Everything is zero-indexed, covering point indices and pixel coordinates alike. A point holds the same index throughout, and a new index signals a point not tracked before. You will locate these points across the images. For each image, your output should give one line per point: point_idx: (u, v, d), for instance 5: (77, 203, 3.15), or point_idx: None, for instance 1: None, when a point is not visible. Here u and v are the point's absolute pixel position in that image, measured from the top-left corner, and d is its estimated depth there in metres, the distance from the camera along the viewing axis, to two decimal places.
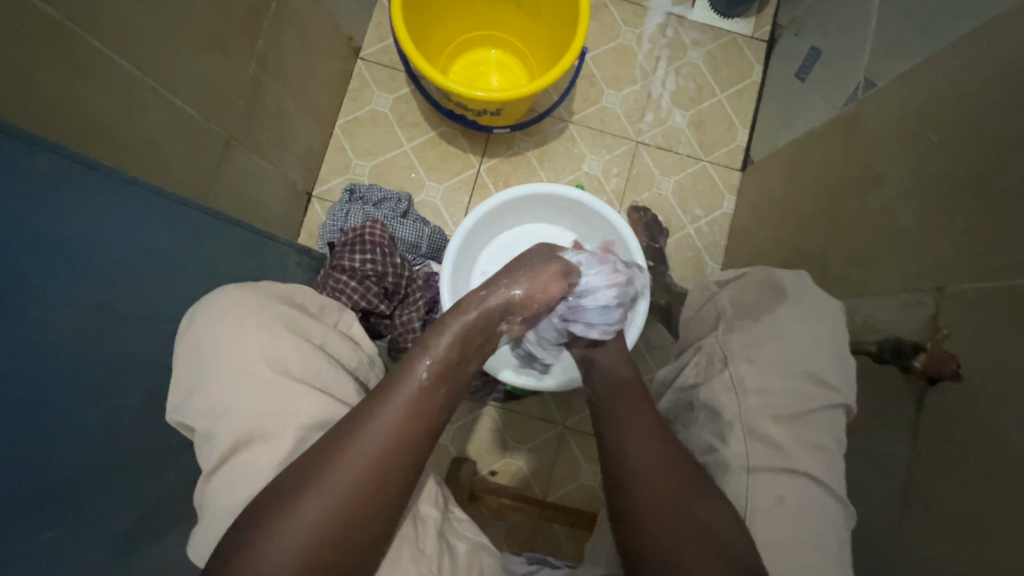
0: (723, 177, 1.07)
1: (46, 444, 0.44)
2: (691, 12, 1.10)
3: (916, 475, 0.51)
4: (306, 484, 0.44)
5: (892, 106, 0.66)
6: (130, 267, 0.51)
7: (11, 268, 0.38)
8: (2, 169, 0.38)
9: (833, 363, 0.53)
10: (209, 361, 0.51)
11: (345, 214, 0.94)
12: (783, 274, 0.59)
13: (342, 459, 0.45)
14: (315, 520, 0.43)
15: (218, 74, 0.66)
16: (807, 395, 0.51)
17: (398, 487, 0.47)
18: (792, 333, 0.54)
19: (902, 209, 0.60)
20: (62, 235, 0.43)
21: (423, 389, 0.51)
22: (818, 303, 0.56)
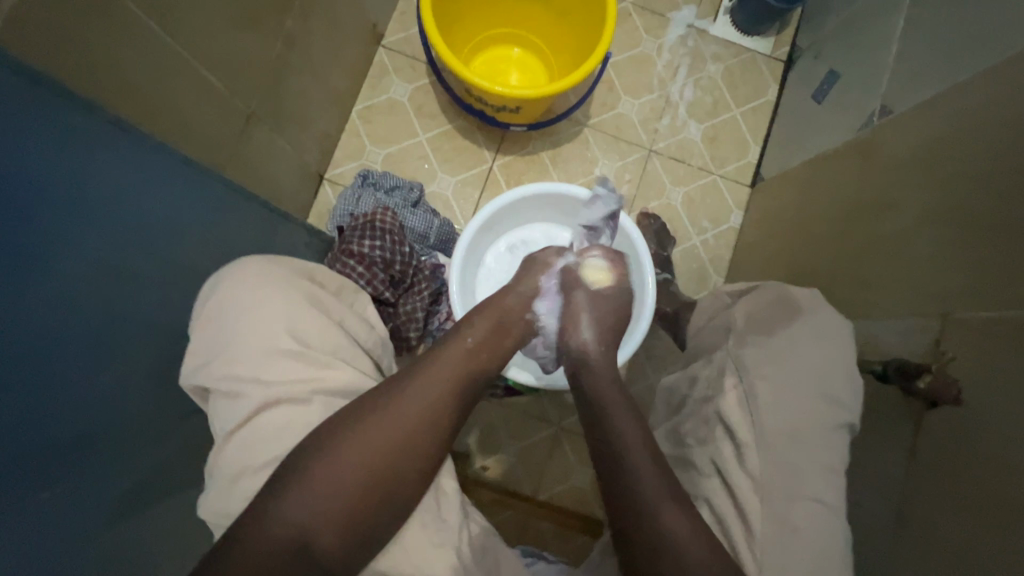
0: (732, 192, 1.08)
1: (53, 408, 0.43)
2: (713, 27, 1.11)
3: (914, 498, 0.51)
4: (306, 474, 0.48)
5: (908, 134, 0.67)
6: (147, 235, 0.51)
7: (36, 225, 0.39)
8: (40, 123, 0.38)
9: (844, 380, 0.53)
10: (233, 334, 0.54)
11: (357, 198, 0.93)
12: (796, 291, 0.61)
13: (391, 409, 0.52)
14: (319, 504, 0.48)
15: (245, 48, 0.66)
16: (812, 410, 0.52)
17: (403, 479, 0.51)
18: (806, 350, 0.55)
19: (910, 234, 0.61)
20: (88, 197, 0.43)
21: (431, 396, 0.55)
22: (826, 322, 0.57)
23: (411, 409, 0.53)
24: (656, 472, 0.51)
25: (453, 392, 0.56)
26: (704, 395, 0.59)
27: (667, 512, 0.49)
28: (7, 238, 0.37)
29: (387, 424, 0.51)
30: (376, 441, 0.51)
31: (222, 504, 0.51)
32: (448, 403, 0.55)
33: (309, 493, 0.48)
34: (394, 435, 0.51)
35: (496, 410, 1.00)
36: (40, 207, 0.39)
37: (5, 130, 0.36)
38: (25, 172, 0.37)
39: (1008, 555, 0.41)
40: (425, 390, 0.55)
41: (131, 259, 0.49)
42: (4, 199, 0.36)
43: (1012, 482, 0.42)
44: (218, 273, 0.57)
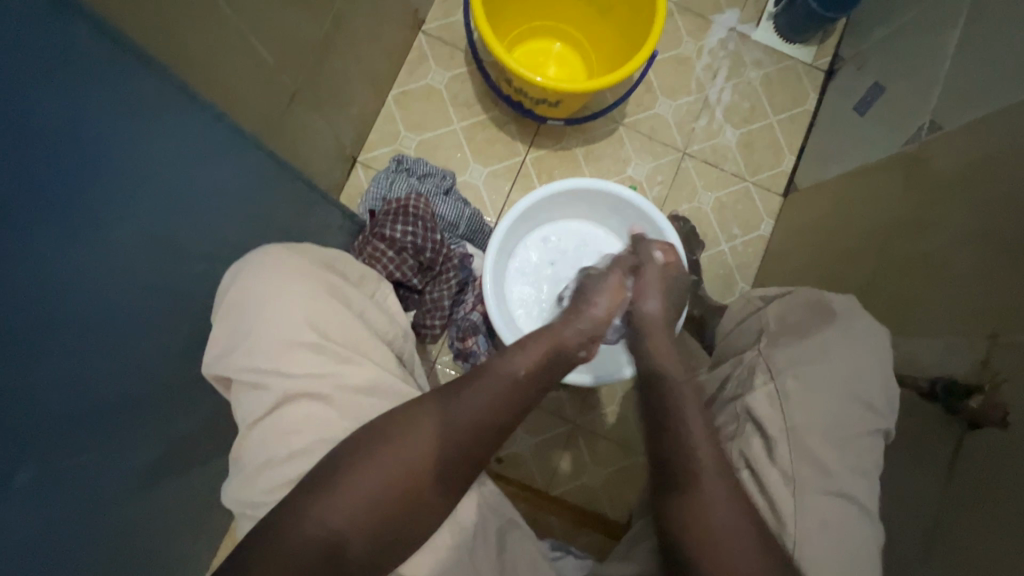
0: (764, 200, 1.07)
1: (67, 357, 0.44)
2: (755, 32, 1.10)
3: (947, 517, 0.50)
4: (341, 474, 0.48)
5: (958, 151, 0.66)
6: (189, 200, 0.51)
7: (75, 179, 0.38)
8: (100, 78, 0.38)
9: (878, 385, 0.53)
10: (256, 321, 0.54)
11: (390, 183, 0.94)
12: (830, 297, 0.59)
13: (436, 420, 0.52)
14: (353, 506, 0.48)
15: (295, 25, 0.66)
16: (852, 420, 0.51)
17: (436, 491, 0.51)
18: (837, 355, 0.54)
19: (956, 253, 0.60)
20: (134, 155, 0.43)
21: (473, 413, 0.53)
22: (863, 329, 0.56)
23: (455, 423, 0.52)
24: (714, 459, 0.50)
25: (500, 410, 0.54)
26: (733, 393, 0.57)
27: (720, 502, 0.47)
28: (45, 188, 0.36)
29: (423, 437, 0.51)
30: (409, 453, 0.50)
31: (258, 488, 0.52)
32: (491, 422, 0.53)
33: (339, 498, 0.47)
34: (432, 449, 0.51)
35: None
36: (81, 163, 0.38)
37: (64, 81, 0.36)
38: (72, 128, 0.37)
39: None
40: (467, 407, 0.53)
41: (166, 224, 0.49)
42: (43, 151, 0.36)
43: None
44: (251, 268, 0.56)
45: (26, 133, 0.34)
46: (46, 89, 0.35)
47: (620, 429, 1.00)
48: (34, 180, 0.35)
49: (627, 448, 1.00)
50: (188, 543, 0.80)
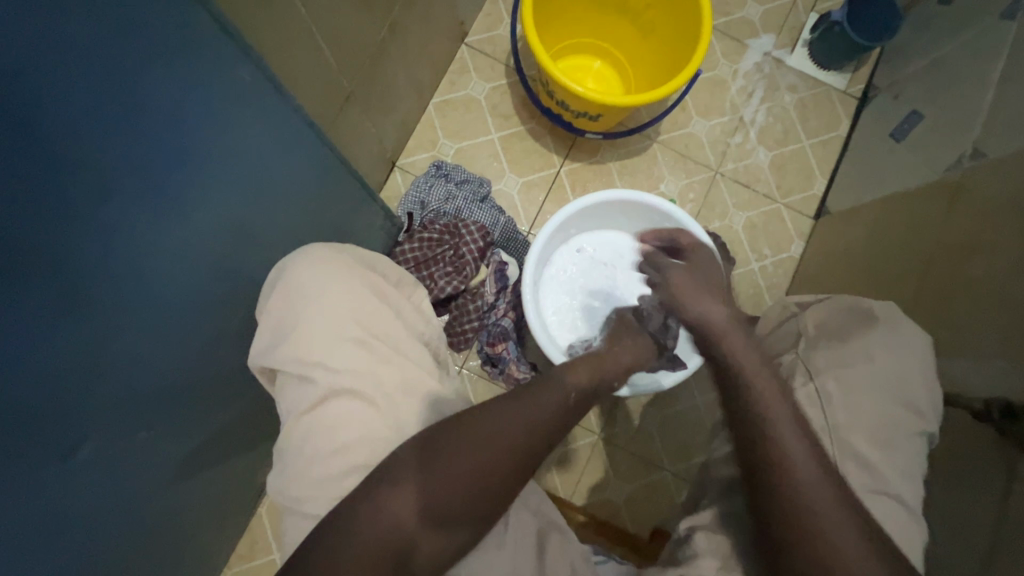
0: (795, 222, 1.08)
1: (117, 320, 0.45)
2: (790, 57, 1.12)
3: (998, 543, 0.49)
4: (403, 478, 0.48)
5: (1007, 177, 0.66)
6: (243, 177, 0.52)
7: (136, 135, 0.40)
8: (175, 45, 0.40)
9: (923, 391, 0.52)
10: (304, 309, 0.56)
11: (429, 187, 0.95)
12: (870, 301, 0.58)
13: (496, 425, 0.51)
14: (415, 508, 0.48)
15: (358, 29, 0.68)
16: (898, 421, 0.50)
17: (498, 494, 0.50)
18: (882, 359, 0.52)
19: (1006, 277, 0.60)
20: (196, 122, 0.44)
21: (531, 421, 0.52)
22: (907, 333, 0.54)
23: (517, 428, 0.51)
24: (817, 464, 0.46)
25: (554, 420, 0.53)
26: None
27: (821, 504, 0.44)
28: (107, 140, 0.38)
29: (483, 445, 0.50)
30: (471, 455, 0.49)
31: (301, 486, 0.52)
32: (548, 432, 0.52)
33: (401, 496, 0.48)
34: (497, 453, 0.50)
35: None
36: (133, 108, 0.39)
37: (140, 44, 0.37)
38: (128, 72, 0.37)
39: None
40: (526, 415, 0.52)
41: (216, 193, 0.49)
42: (104, 99, 0.37)
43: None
44: (309, 262, 0.58)
45: (88, 78, 0.35)
46: (118, 48, 0.36)
47: (643, 445, 1.00)
48: (93, 125, 0.37)
49: (650, 464, 0.99)
50: (210, 534, 0.80)
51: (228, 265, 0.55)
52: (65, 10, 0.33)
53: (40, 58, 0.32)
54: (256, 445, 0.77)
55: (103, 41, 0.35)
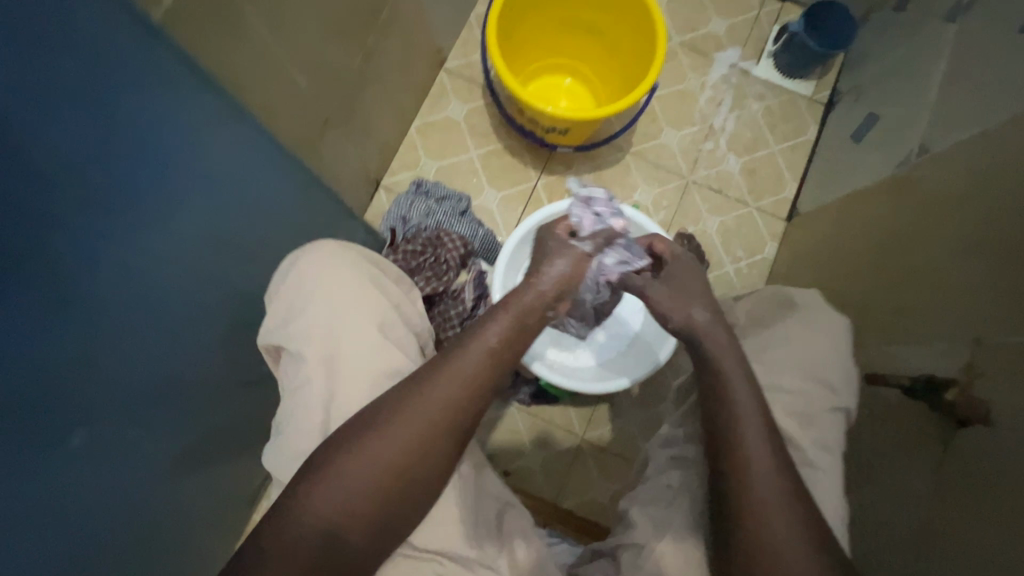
0: (767, 224, 1.11)
1: (117, 332, 0.50)
2: (756, 68, 1.17)
3: (936, 517, 0.51)
4: (333, 469, 0.51)
5: (950, 170, 0.69)
6: (223, 198, 0.58)
7: (124, 163, 0.45)
8: (156, 83, 0.46)
9: (839, 369, 0.57)
10: (307, 300, 0.60)
11: (409, 204, 1.01)
12: (794, 292, 0.63)
13: (413, 403, 0.53)
14: (349, 495, 0.50)
15: (333, 61, 0.74)
16: (812, 396, 0.55)
17: (429, 469, 0.53)
18: (799, 340, 0.58)
19: (947, 265, 0.62)
20: (176, 150, 0.50)
21: (448, 394, 0.54)
22: (823, 316, 0.60)
23: (435, 404, 0.53)
24: (771, 451, 0.51)
25: (477, 392, 0.55)
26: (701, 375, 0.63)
27: (770, 487, 0.49)
28: (101, 166, 0.43)
29: (405, 427, 0.52)
30: (387, 445, 0.52)
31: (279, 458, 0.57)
32: (468, 402, 0.55)
33: (333, 486, 0.50)
34: (418, 431, 0.53)
35: (523, 417, 1.03)
36: (121, 139, 0.44)
37: (122, 82, 0.43)
38: (112, 106, 0.43)
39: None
40: (436, 397, 0.54)
41: (198, 212, 0.55)
42: (97, 131, 0.42)
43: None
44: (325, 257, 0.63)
45: (79, 114, 0.41)
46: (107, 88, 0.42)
47: (625, 445, 1.02)
48: (88, 155, 0.42)
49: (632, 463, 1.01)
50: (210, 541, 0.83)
51: (215, 278, 0.61)
52: (59, 58, 0.38)
53: (39, 99, 0.38)
54: (250, 451, 0.81)
55: (89, 81, 0.41)
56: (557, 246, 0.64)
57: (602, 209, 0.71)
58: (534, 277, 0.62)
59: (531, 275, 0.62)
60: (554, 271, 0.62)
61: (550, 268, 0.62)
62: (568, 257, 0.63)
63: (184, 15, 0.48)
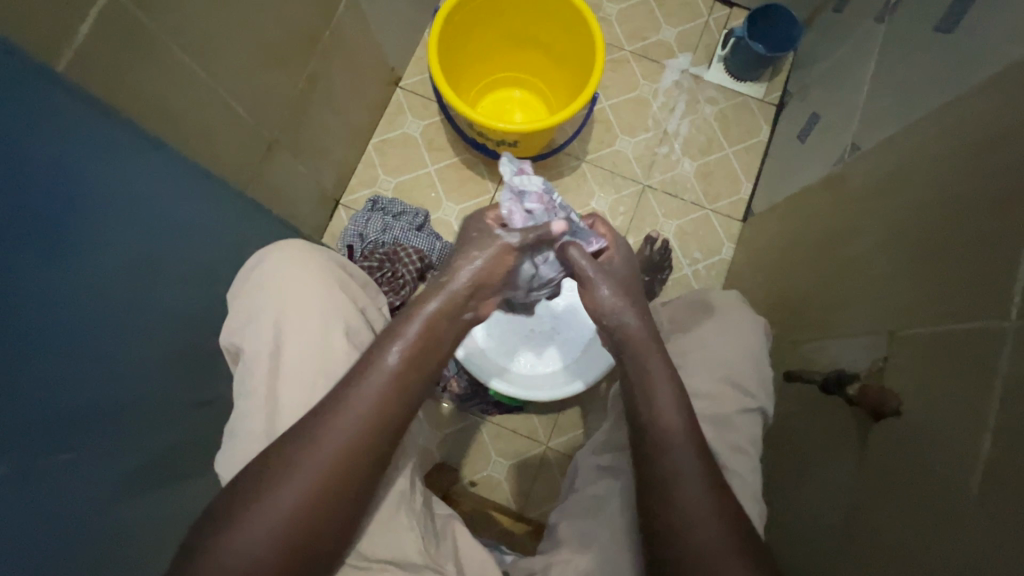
0: (724, 225, 1.12)
1: None
2: (707, 73, 1.19)
3: (860, 512, 0.52)
4: (246, 510, 0.47)
5: (874, 166, 0.70)
6: (159, 226, 0.59)
7: (65, 201, 0.47)
8: (81, 121, 0.48)
9: (750, 369, 0.60)
10: (263, 312, 0.61)
11: (366, 220, 1.02)
12: (712, 293, 0.67)
13: (329, 426, 0.50)
14: (266, 536, 0.46)
15: (272, 86, 0.76)
16: (722, 396, 0.59)
17: (352, 494, 0.50)
18: (715, 342, 0.62)
19: (870, 260, 0.64)
20: (110, 184, 0.52)
21: (365, 411, 0.51)
22: (738, 319, 0.63)
23: (352, 423, 0.50)
24: (699, 463, 0.51)
25: (395, 404, 0.52)
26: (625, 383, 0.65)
27: (695, 489, 0.50)
28: (45, 205, 0.45)
29: (321, 452, 0.49)
30: (288, 499, 0.47)
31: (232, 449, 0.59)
32: (386, 416, 0.52)
33: (247, 530, 0.46)
34: (336, 455, 0.49)
35: (488, 427, 1.04)
36: (58, 178, 0.46)
37: (48, 121, 0.45)
38: (37, 146, 0.44)
39: (948, 556, 0.41)
40: (339, 436, 0.50)
41: (138, 242, 0.56)
42: (34, 173, 0.44)
43: (952, 480, 0.43)
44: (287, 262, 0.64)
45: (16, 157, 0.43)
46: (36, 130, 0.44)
47: None
48: (31, 195, 0.44)
49: None
50: None
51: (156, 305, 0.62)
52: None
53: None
54: None
55: (18, 125, 0.43)
56: (479, 234, 0.61)
57: (535, 204, 0.68)
58: (440, 274, 0.59)
59: (447, 274, 0.58)
60: (470, 267, 0.58)
61: (464, 262, 0.58)
62: (491, 249, 0.59)
63: (96, 51, 0.50)
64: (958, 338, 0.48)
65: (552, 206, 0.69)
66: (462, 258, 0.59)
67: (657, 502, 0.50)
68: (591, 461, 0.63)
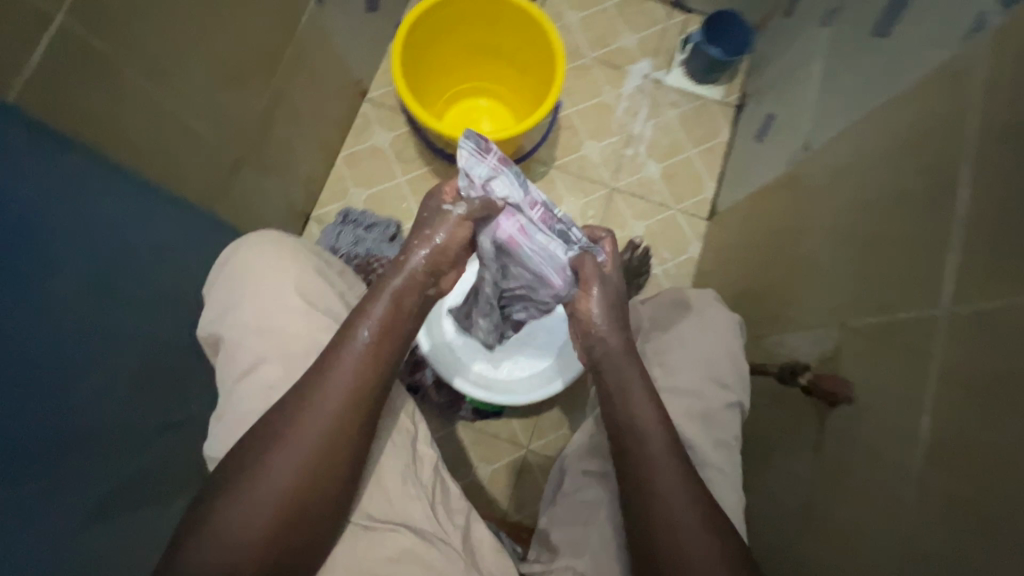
0: (691, 225, 1.16)
1: None
2: (668, 77, 1.22)
3: (819, 497, 0.55)
4: (231, 494, 0.50)
5: (823, 164, 0.73)
6: (123, 251, 0.59)
7: (18, 233, 0.46)
8: (34, 151, 0.48)
9: (728, 366, 0.62)
10: (233, 307, 0.61)
11: (337, 234, 1.03)
12: (687, 291, 0.69)
13: (302, 414, 0.53)
14: (251, 516, 0.50)
15: (234, 104, 0.76)
16: (709, 395, 0.60)
17: (333, 474, 0.53)
18: (694, 341, 0.63)
19: (821, 254, 0.67)
20: (66, 214, 0.51)
21: (336, 397, 0.54)
22: (716, 318, 0.65)
23: (325, 409, 0.53)
24: (679, 469, 0.53)
25: (367, 387, 0.55)
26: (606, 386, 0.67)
27: (679, 499, 0.51)
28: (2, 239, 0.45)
29: (298, 438, 0.52)
30: (251, 517, 0.50)
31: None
32: (359, 399, 0.55)
33: (234, 511, 0.50)
34: (312, 439, 0.52)
35: (467, 433, 1.04)
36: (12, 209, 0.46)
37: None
38: None
39: (898, 535, 0.44)
40: (297, 454, 0.52)
41: (102, 269, 0.56)
42: None
43: (899, 464, 0.46)
44: (292, 271, 0.63)
45: None
46: None
47: None
48: None
49: None
50: None
51: None
52: None
53: None
54: None
55: None
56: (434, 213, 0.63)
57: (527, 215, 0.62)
58: (399, 252, 0.63)
59: (403, 254, 0.62)
60: (428, 245, 0.62)
61: (421, 241, 0.62)
62: (445, 229, 0.62)
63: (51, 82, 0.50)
64: (899, 326, 0.50)
65: (546, 219, 0.62)
66: (419, 238, 0.62)
67: (639, 512, 0.52)
68: (576, 465, 0.64)
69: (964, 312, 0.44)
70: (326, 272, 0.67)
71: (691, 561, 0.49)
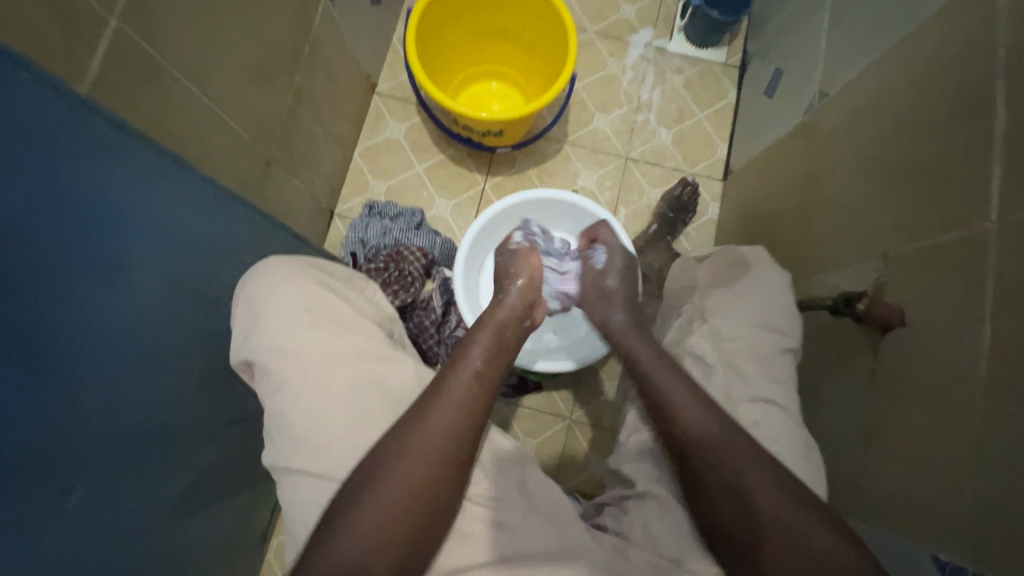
0: (706, 187, 1.18)
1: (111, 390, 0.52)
2: (669, 44, 1.24)
3: (883, 414, 0.57)
4: (365, 498, 0.49)
5: (843, 105, 0.75)
6: (189, 246, 0.60)
7: (101, 227, 0.48)
8: (122, 150, 0.50)
9: (787, 313, 0.65)
10: (261, 321, 0.61)
11: (365, 227, 1.04)
12: (742, 250, 0.72)
13: (433, 417, 0.54)
14: (385, 521, 0.48)
15: (263, 102, 0.77)
16: (768, 335, 0.63)
17: (457, 477, 0.53)
18: (752, 294, 0.66)
19: (853, 192, 0.68)
20: (142, 211, 0.53)
21: (459, 402, 0.56)
22: (769, 271, 0.68)
23: (453, 411, 0.55)
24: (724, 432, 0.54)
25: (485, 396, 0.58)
26: (678, 339, 0.69)
27: (741, 464, 0.52)
28: (91, 236, 0.47)
29: (430, 439, 0.53)
30: (367, 539, 0.47)
31: (284, 465, 0.56)
32: (482, 405, 0.57)
33: (366, 517, 0.48)
34: (444, 439, 0.53)
35: (512, 409, 1.07)
36: (98, 203, 0.47)
37: (91, 152, 0.46)
38: (82, 176, 0.46)
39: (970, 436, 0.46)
40: (429, 454, 0.52)
41: (170, 264, 0.57)
42: (76, 207, 0.45)
43: (963, 371, 0.48)
44: (291, 283, 0.63)
45: (61, 191, 0.43)
46: (82, 164, 0.45)
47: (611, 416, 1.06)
48: (74, 226, 0.45)
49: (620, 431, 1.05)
50: None
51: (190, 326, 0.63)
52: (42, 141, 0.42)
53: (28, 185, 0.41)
54: (249, 489, 0.83)
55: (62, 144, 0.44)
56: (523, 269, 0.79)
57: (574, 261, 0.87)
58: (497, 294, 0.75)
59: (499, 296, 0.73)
60: (516, 287, 0.74)
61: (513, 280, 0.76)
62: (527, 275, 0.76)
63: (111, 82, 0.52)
64: (945, 246, 0.52)
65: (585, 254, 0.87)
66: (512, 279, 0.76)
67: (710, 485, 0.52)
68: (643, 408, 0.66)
69: (1014, 220, 0.46)
70: (324, 280, 0.66)
71: (802, 532, 0.48)
